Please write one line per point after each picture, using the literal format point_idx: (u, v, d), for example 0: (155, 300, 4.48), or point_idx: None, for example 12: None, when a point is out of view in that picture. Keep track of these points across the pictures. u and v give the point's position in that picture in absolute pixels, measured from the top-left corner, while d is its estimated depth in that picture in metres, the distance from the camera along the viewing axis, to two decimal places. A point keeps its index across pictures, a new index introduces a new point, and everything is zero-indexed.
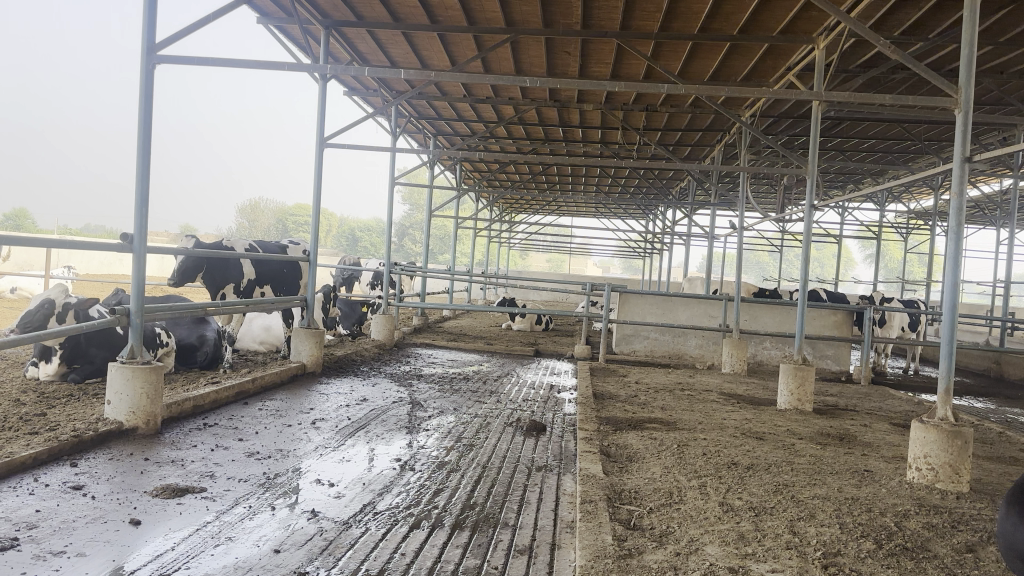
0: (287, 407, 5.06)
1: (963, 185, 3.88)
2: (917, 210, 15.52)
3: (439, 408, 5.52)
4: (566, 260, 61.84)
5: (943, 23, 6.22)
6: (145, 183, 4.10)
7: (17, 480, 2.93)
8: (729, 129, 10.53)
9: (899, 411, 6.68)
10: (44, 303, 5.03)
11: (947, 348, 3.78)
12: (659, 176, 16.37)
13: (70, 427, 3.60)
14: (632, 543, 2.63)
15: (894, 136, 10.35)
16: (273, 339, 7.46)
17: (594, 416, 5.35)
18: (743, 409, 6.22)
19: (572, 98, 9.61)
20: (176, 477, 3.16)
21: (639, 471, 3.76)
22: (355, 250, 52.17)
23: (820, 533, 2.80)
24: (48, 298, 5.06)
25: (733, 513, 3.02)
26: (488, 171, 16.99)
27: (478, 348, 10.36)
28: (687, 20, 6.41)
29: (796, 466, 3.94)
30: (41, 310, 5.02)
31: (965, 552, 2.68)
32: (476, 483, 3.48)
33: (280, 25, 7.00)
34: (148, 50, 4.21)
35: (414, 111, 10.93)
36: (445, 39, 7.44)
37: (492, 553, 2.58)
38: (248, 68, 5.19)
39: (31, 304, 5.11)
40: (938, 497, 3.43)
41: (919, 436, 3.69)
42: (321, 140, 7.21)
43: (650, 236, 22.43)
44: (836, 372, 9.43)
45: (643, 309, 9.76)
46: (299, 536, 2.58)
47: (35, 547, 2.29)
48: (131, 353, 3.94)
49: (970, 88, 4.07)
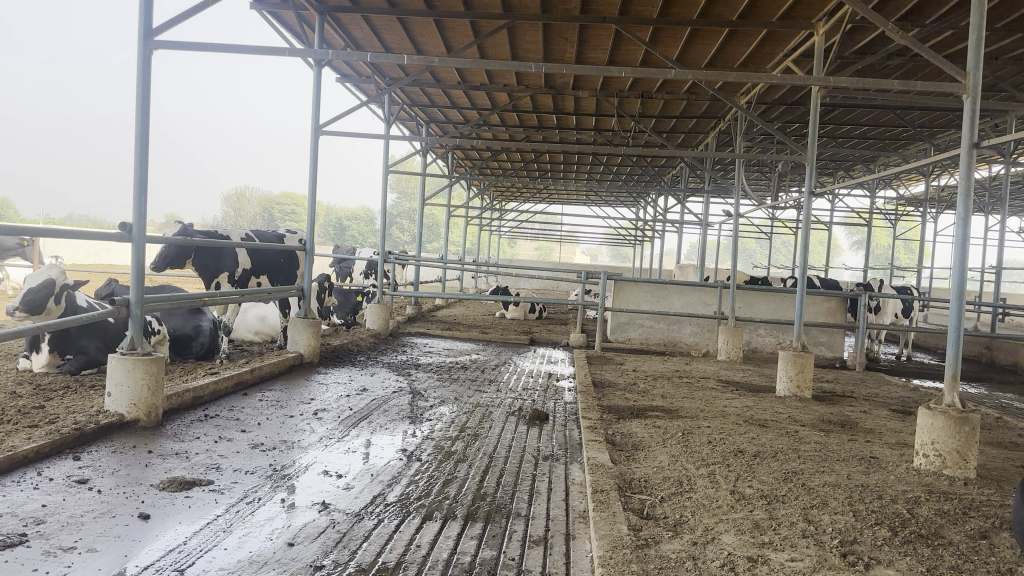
0: (287, 397, 5.00)
1: (970, 172, 3.87)
2: (908, 197, 15.62)
3: (441, 397, 5.49)
4: (556, 248, 61.97)
5: (942, 9, 6.18)
6: (142, 172, 3.99)
7: (21, 474, 2.87)
8: (725, 115, 10.49)
9: (896, 397, 6.71)
10: (47, 281, 4.92)
11: (954, 335, 3.78)
12: (652, 162, 16.31)
13: (70, 420, 3.53)
14: (648, 533, 2.62)
15: (887, 122, 10.37)
16: (268, 329, 7.40)
17: (595, 404, 5.33)
18: (742, 396, 6.23)
19: (568, 85, 9.55)
20: (182, 470, 3.11)
21: (646, 459, 3.75)
22: (344, 238, 51.95)
23: (834, 521, 2.80)
24: (49, 277, 4.94)
25: (746, 502, 3.01)
26: (479, 159, 16.93)
27: (473, 337, 10.32)
28: (687, 5, 6.35)
29: (803, 453, 3.95)
30: (43, 288, 4.91)
31: (979, 538, 2.69)
32: (485, 473, 3.46)
33: (274, 11, 6.87)
34: (145, 36, 4.10)
35: (408, 98, 10.80)
36: (440, 24, 7.33)
37: (508, 543, 2.57)
38: (242, 53, 5.09)
39: (28, 280, 4.94)
40: (946, 484, 3.44)
41: (926, 422, 3.70)
42: (316, 128, 7.10)
43: (641, 224, 22.40)
44: (830, 358, 9.48)
45: (638, 297, 9.72)
46: (312, 528, 2.55)
47: (44, 542, 2.24)
48: (131, 344, 3.86)
49: (977, 74, 4.03)
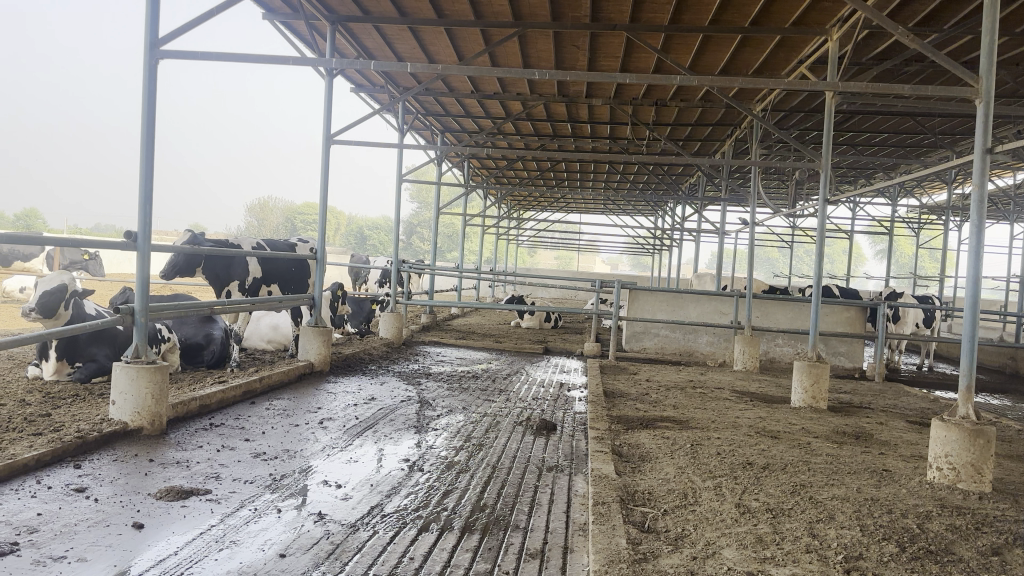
0: (295, 406, 5.01)
1: (984, 178, 3.79)
2: (931, 205, 15.34)
3: (448, 407, 5.46)
4: (574, 257, 62.11)
5: (959, 14, 6.08)
6: (148, 182, 4.04)
7: (20, 482, 2.89)
8: (740, 123, 10.39)
9: (914, 408, 6.55)
10: (60, 285, 4.98)
11: (968, 345, 3.67)
12: (669, 171, 16.20)
13: (73, 428, 3.56)
14: (647, 547, 2.56)
15: (907, 129, 10.22)
16: (280, 337, 7.43)
17: (605, 414, 5.25)
18: (757, 407, 6.12)
19: (581, 93, 9.53)
20: (182, 479, 3.11)
21: (652, 471, 3.68)
22: (364, 248, 52.42)
23: (840, 535, 2.72)
24: (63, 281, 5.01)
25: (750, 515, 2.94)
26: (496, 168, 16.97)
27: (487, 346, 10.29)
28: (698, 12, 6.31)
29: (814, 466, 3.85)
30: (57, 293, 4.97)
31: (990, 555, 2.60)
32: (487, 484, 3.42)
33: (286, 21, 6.93)
34: (151, 46, 4.15)
35: (422, 108, 10.85)
36: (451, 34, 7.37)
37: (503, 556, 2.52)
38: (252, 63, 5.14)
39: (40, 285, 4.95)
40: (960, 498, 3.34)
41: (940, 435, 3.60)
42: (327, 137, 7.15)
43: (659, 233, 22.28)
44: (849, 368, 9.30)
45: (653, 306, 9.63)
46: (306, 539, 2.53)
47: (35, 552, 2.24)
48: (136, 353, 3.89)
49: (990, 78, 3.99)
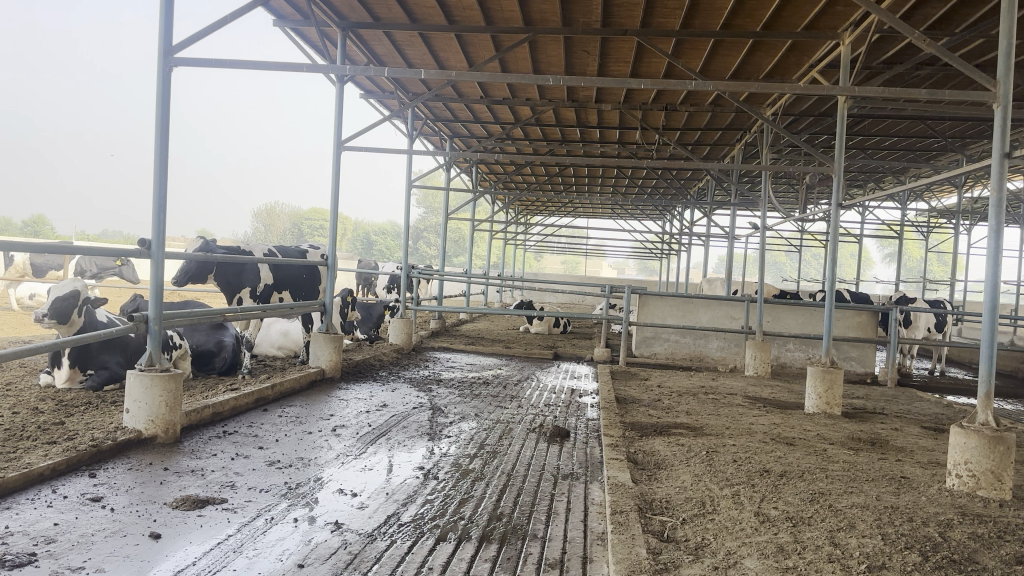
0: (307, 413, 5.00)
1: (1002, 183, 3.74)
2: (941, 208, 15.23)
3: (461, 414, 5.42)
4: (581, 262, 62.01)
5: (972, 17, 6.04)
6: (162, 190, 4.04)
7: (36, 492, 2.88)
8: (750, 127, 10.35)
9: (929, 414, 6.47)
10: (73, 291, 4.99)
11: (987, 351, 3.62)
12: (678, 175, 16.14)
13: (88, 436, 3.55)
14: (668, 556, 2.52)
15: (917, 133, 10.16)
16: (291, 343, 7.44)
17: (618, 421, 5.21)
18: (771, 413, 6.05)
19: (591, 98, 9.50)
20: (197, 487, 3.10)
21: (668, 479, 3.64)
22: (371, 253, 52.49)
23: (862, 544, 2.67)
24: (75, 287, 5.02)
25: (771, 524, 2.90)
26: (503, 173, 16.96)
27: (496, 352, 10.25)
28: (709, 16, 6.29)
29: (831, 473, 3.80)
30: (70, 298, 4.96)
31: (1014, 564, 2.55)
32: (502, 492, 3.39)
33: (297, 27, 6.95)
34: (166, 52, 4.17)
35: (431, 113, 10.86)
36: (461, 40, 7.37)
37: (522, 567, 2.49)
38: (265, 70, 5.15)
39: (53, 291, 4.96)
40: (980, 506, 3.28)
41: (959, 442, 3.54)
42: (339, 143, 7.17)
43: (668, 237, 22.19)
44: (862, 373, 9.21)
45: (663, 311, 9.57)
46: (323, 549, 2.50)
47: (53, 563, 2.23)
48: (149, 360, 3.89)
49: (1008, 82, 3.95)
